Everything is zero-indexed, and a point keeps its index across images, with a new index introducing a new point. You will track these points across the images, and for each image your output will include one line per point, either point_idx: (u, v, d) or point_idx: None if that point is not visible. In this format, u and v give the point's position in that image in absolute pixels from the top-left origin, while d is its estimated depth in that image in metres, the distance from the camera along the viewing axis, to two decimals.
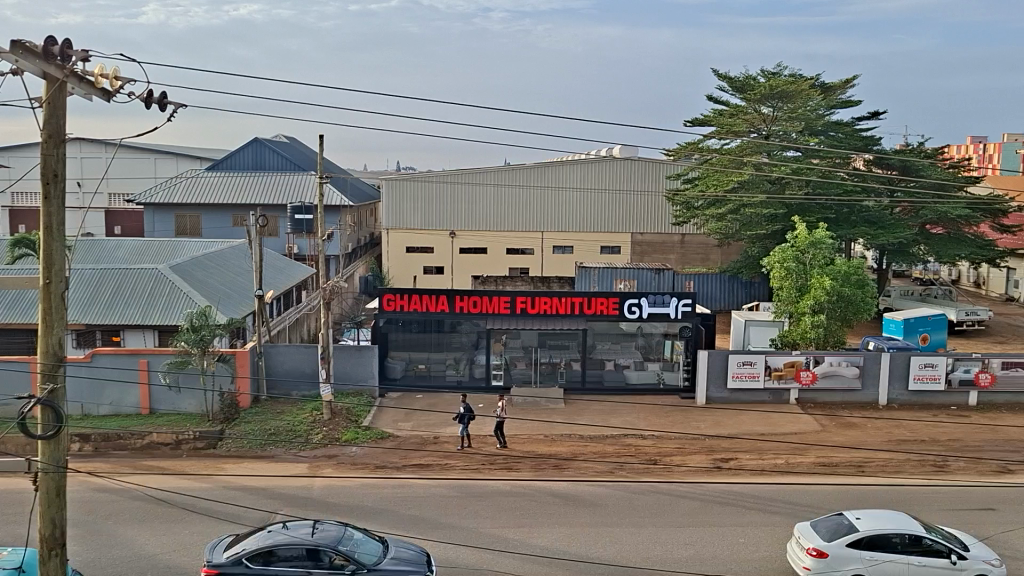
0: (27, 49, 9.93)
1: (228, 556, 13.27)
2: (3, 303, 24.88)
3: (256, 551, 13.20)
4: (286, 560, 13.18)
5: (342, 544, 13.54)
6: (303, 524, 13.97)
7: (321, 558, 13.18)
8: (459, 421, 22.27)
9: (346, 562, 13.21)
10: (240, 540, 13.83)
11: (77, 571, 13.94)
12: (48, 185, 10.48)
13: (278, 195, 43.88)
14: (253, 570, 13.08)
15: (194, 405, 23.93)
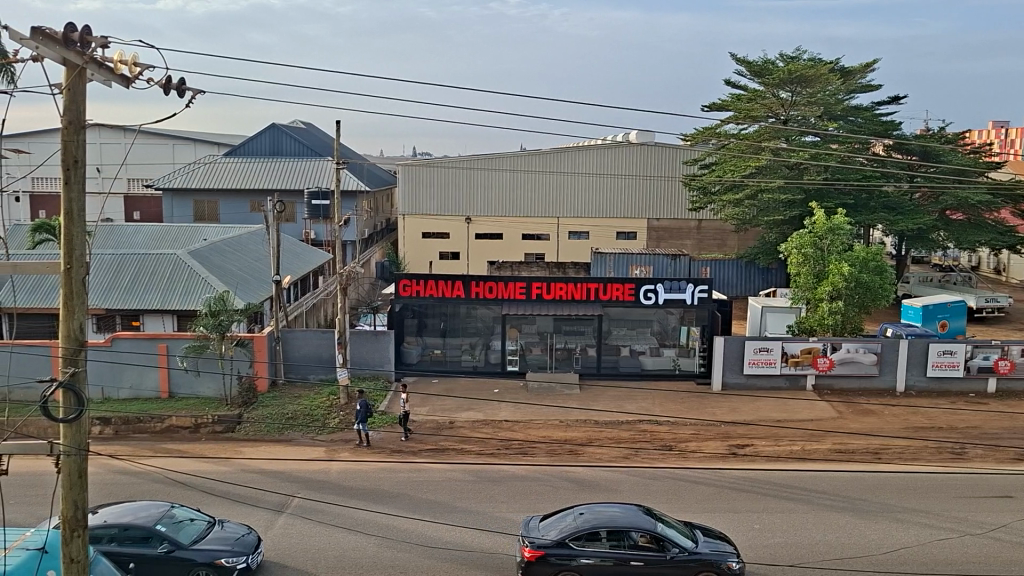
0: (48, 36, 10.07)
1: (551, 538, 13.67)
2: (25, 287, 25.22)
3: (576, 533, 13.60)
4: (604, 543, 13.52)
5: (653, 526, 13.83)
6: (604, 509, 14.32)
7: (636, 540, 13.52)
8: (359, 420, 21.16)
9: (662, 544, 13.49)
10: (552, 525, 14.20)
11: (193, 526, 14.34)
12: (68, 171, 10.53)
13: (296, 180, 44.11)
14: (576, 551, 13.44)
15: (213, 389, 24.14)
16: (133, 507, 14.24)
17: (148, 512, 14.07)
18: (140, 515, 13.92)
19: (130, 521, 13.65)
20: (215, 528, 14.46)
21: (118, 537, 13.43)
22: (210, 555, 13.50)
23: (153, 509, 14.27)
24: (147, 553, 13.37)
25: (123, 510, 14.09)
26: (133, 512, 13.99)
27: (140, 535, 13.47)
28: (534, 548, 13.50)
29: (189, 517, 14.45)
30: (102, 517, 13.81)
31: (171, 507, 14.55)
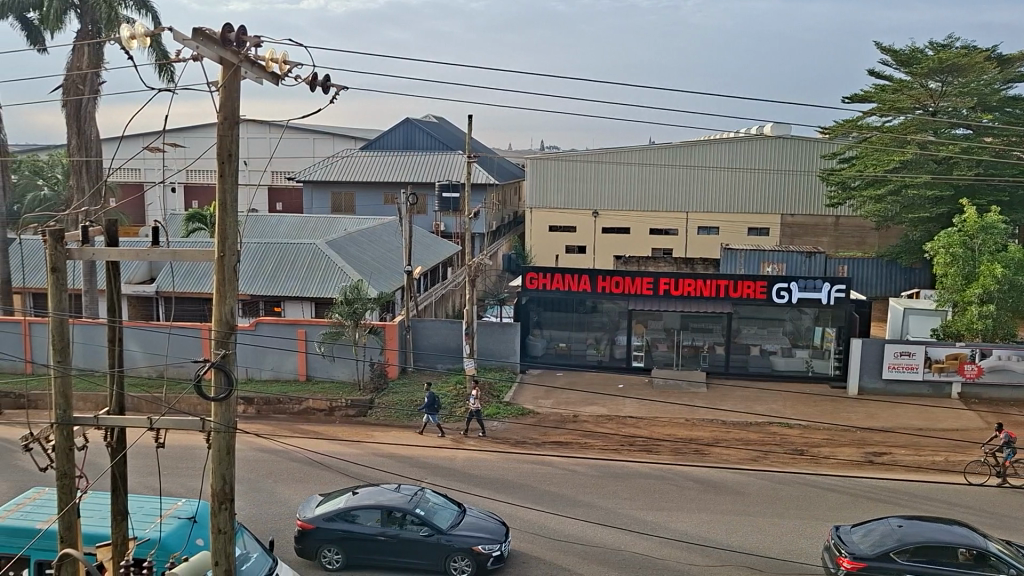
0: (207, 36, 10.70)
1: (869, 550, 13.37)
2: (181, 273, 26.94)
3: (898, 546, 13.24)
4: (928, 558, 13.11)
5: (975, 541, 13.30)
6: (916, 522, 13.92)
7: (964, 556, 13.05)
8: (427, 410, 21.59)
9: (990, 561, 12.97)
10: (858, 536, 13.94)
11: (457, 511, 14.92)
12: (223, 165, 11.17)
13: (428, 174, 45.18)
14: (900, 565, 13.09)
15: (346, 374, 25.08)
16: (388, 489, 15.03)
17: (407, 496, 14.75)
18: (398, 498, 14.62)
19: (389, 503, 14.41)
20: (470, 514, 14.96)
21: (382, 516, 14.24)
22: (469, 541, 13.93)
23: (407, 492, 14.98)
24: (410, 535, 14.07)
25: (383, 492, 14.90)
26: (389, 494, 14.76)
27: (402, 516, 14.19)
28: (853, 560, 13.27)
29: (442, 503, 15.02)
30: (362, 498, 14.66)
31: (427, 492, 15.20)
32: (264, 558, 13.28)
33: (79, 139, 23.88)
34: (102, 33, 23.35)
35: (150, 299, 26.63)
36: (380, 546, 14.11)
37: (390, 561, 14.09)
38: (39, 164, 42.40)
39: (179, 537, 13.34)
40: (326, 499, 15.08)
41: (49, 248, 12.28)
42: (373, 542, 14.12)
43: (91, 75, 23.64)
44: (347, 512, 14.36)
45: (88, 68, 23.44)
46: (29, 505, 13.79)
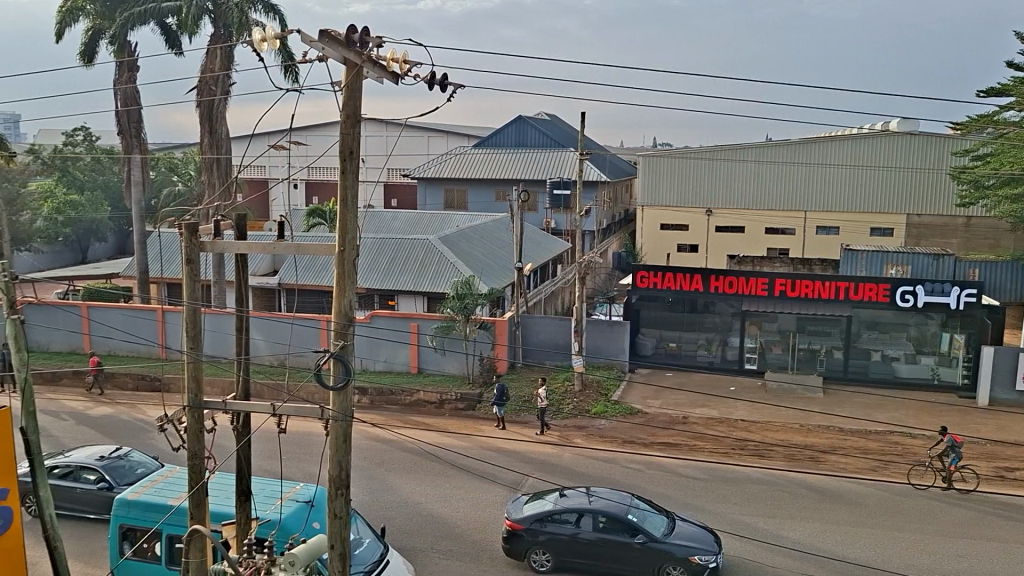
0: (332, 37, 11.11)
1: None
2: (302, 266, 28.00)
3: None
4: None
5: None
6: None
7: None
8: (495, 404, 21.95)
9: None
10: None
11: (668, 519, 14.70)
12: (345, 162, 11.55)
13: (539, 171, 45.37)
14: None
15: (457, 367, 25.51)
16: (593, 493, 15.00)
17: (615, 500, 14.67)
18: (608, 503, 14.55)
19: (600, 508, 14.35)
20: (678, 521, 14.75)
21: (595, 520, 14.20)
22: (685, 550, 13.74)
23: (615, 497, 14.89)
24: (625, 540, 13.96)
25: (591, 496, 14.87)
26: (595, 499, 14.73)
27: (616, 520, 14.11)
28: None
29: (651, 509, 14.85)
30: (569, 502, 14.69)
31: (633, 497, 15.07)
32: (376, 544, 13.64)
33: (210, 138, 25.19)
34: (232, 36, 24.52)
35: (273, 291, 27.79)
36: (594, 549, 14.08)
37: (604, 565, 14.05)
38: (174, 161, 44.92)
39: (297, 519, 13.85)
40: (530, 500, 15.22)
41: (185, 240, 13.04)
42: (587, 545, 14.12)
43: (222, 77, 24.89)
44: (558, 513, 14.43)
45: (219, 71, 24.72)
46: (162, 482, 14.65)
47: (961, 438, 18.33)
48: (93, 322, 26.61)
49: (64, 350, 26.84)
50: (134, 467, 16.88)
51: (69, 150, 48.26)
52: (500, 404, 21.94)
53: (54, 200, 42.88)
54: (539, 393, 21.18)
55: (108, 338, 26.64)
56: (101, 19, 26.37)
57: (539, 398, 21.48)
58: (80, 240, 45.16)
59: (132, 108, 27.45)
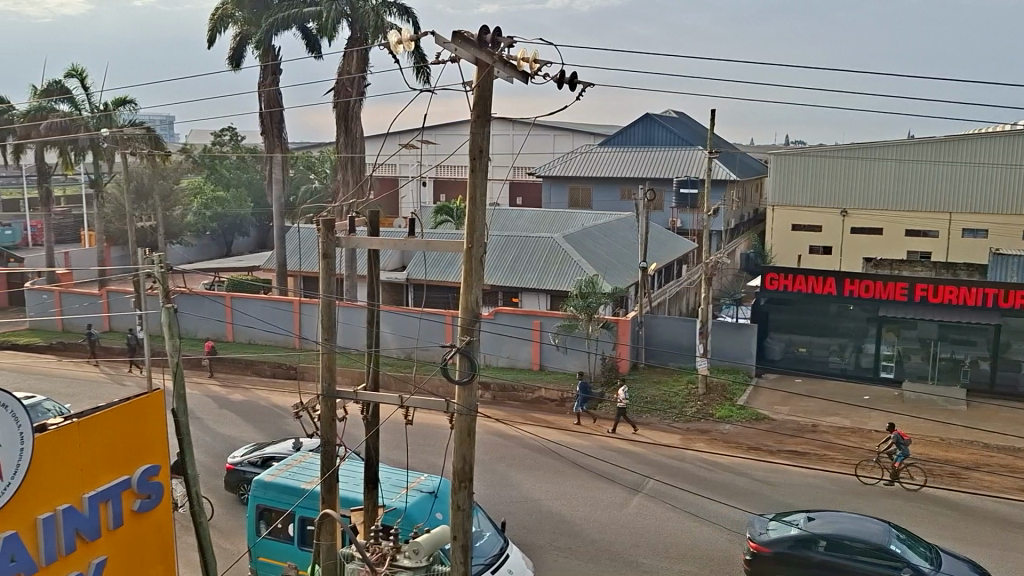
0: (465, 38, 11.39)
1: None
2: (429, 261, 28.67)
3: None
4: None
5: None
6: None
7: None
8: (578, 399, 22.07)
9: None
10: None
11: (930, 550, 13.51)
12: (474, 161, 11.72)
13: (665, 170, 44.80)
14: None
15: (579, 366, 25.52)
16: (845, 516, 13.97)
17: (871, 526, 13.58)
18: (867, 529, 13.49)
19: (860, 534, 13.30)
20: (939, 553, 13.57)
21: (854, 548, 13.15)
22: None
23: (871, 522, 13.80)
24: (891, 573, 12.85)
25: (840, 519, 13.85)
26: (850, 523, 13.68)
27: (879, 552, 13.01)
28: None
29: (911, 538, 13.68)
30: (821, 525, 13.72)
31: (885, 522, 13.95)
32: (496, 537, 13.83)
33: (346, 137, 26.16)
34: (369, 39, 25.34)
35: (402, 286, 28.59)
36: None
37: None
38: (312, 159, 46.62)
39: (421, 509, 14.20)
40: (774, 519, 14.37)
41: (322, 236, 13.61)
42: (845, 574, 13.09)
43: (358, 78, 25.81)
44: (810, 538, 13.46)
45: (356, 72, 25.63)
46: (296, 466, 15.37)
47: (904, 435, 18.06)
48: (236, 312, 28.14)
49: (210, 337, 28.56)
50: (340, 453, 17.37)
51: (217, 148, 51.16)
52: (582, 399, 22.05)
53: (203, 195, 45.66)
54: (617, 393, 21.03)
55: (250, 327, 28.08)
56: (249, 25, 27.83)
57: (619, 397, 21.33)
58: (226, 234, 47.85)
59: (275, 109, 28.80)
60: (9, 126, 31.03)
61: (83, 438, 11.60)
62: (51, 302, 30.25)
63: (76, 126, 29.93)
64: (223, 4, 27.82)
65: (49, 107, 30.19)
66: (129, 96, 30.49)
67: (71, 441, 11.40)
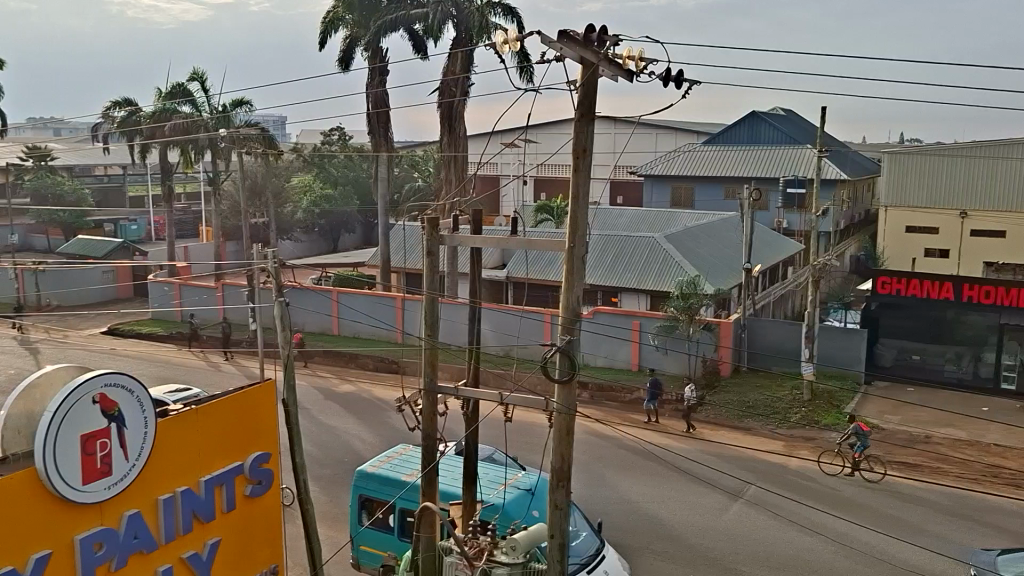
0: (570, 37, 11.41)
1: None
2: (530, 260, 28.83)
3: None
4: None
5: None
6: None
7: None
8: (648, 397, 22.02)
9: None
10: None
11: None
12: (578, 160, 11.73)
13: (771, 169, 43.66)
14: None
15: (678, 367, 25.16)
16: None
17: None
18: None
19: None
20: None
21: None
22: None
23: None
24: None
25: None
26: None
27: None
28: None
29: None
30: None
31: None
32: (593, 537, 13.79)
33: (449, 136, 26.52)
34: (473, 39, 25.63)
35: (502, 284, 28.86)
36: None
37: None
38: (416, 158, 47.56)
39: (519, 506, 14.29)
40: (1005, 554, 12.92)
41: (426, 233, 13.84)
42: None
43: (462, 78, 26.14)
44: None
45: (460, 72, 25.95)
46: (397, 459, 15.71)
47: (862, 429, 18.09)
48: (342, 306, 28.99)
49: (317, 331, 29.52)
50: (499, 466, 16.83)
51: (326, 148, 52.79)
52: (651, 396, 22.00)
53: (312, 193, 47.28)
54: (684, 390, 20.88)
55: (354, 322, 28.89)
56: (358, 27, 28.56)
57: (687, 395, 21.13)
58: (333, 231, 49.32)
59: (382, 109, 29.47)
60: (136, 127, 32.83)
61: (201, 424, 12.19)
62: (172, 294, 31.87)
63: (197, 127, 31.42)
64: (334, 8, 28.66)
65: (172, 109, 31.78)
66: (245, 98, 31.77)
67: (189, 427, 11.99)
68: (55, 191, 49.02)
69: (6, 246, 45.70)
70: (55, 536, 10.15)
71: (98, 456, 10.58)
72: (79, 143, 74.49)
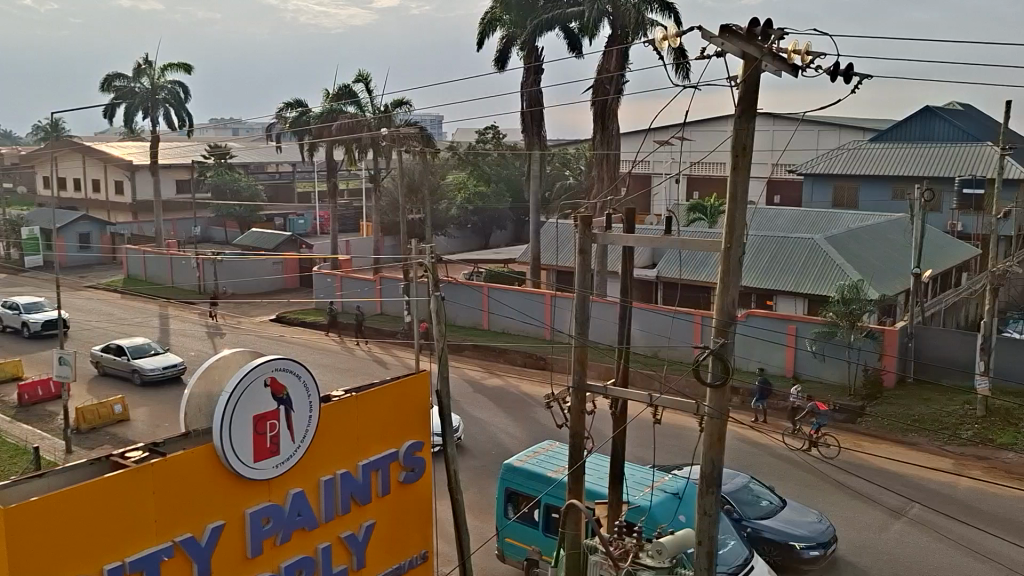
0: (733, 31, 11.14)
1: None
2: (684, 260, 28.33)
3: None
4: None
5: None
6: None
7: None
8: (756, 396, 22.08)
9: None
10: None
11: None
12: (737, 158, 11.31)
13: (945, 168, 40.88)
14: None
15: (837, 376, 24.04)
16: None
17: None
18: None
19: None
20: None
21: None
22: None
23: None
24: None
25: None
26: None
27: None
28: None
29: None
30: None
31: None
32: (741, 547, 13.38)
33: (602, 134, 26.41)
34: (629, 36, 25.42)
35: (653, 283, 28.55)
36: None
37: None
38: (568, 156, 47.78)
39: (665, 510, 14.07)
40: None
41: (580, 232, 13.84)
42: None
43: (617, 76, 26.02)
44: None
45: (615, 69, 25.84)
46: (543, 454, 15.87)
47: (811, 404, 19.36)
48: (493, 301, 29.51)
49: (468, 324, 30.23)
50: (756, 498, 15.25)
51: (481, 146, 53.84)
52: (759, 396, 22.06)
53: (467, 190, 48.50)
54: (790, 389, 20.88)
55: (504, 317, 29.38)
56: (515, 27, 28.91)
57: (792, 396, 21.01)
58: (486, 227, 50.31)
59: (536, 108, 29.76)
60: (306, 127, 34.69)
61: (361, 411, 12.75)
62: (333, 285, 33.47)
63: (360, 126, 32.91)
64: (492, 8, 29.20)
65: (339, 110, 33.40)
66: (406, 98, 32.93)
67: (349, 413, 12.57)
68: (233, 186, 52.68)
69: (190, 237, 49.55)
70: (229, 508, 10.92)
71: (269, 436, 11.29)
72: (255, 142, 79.65)
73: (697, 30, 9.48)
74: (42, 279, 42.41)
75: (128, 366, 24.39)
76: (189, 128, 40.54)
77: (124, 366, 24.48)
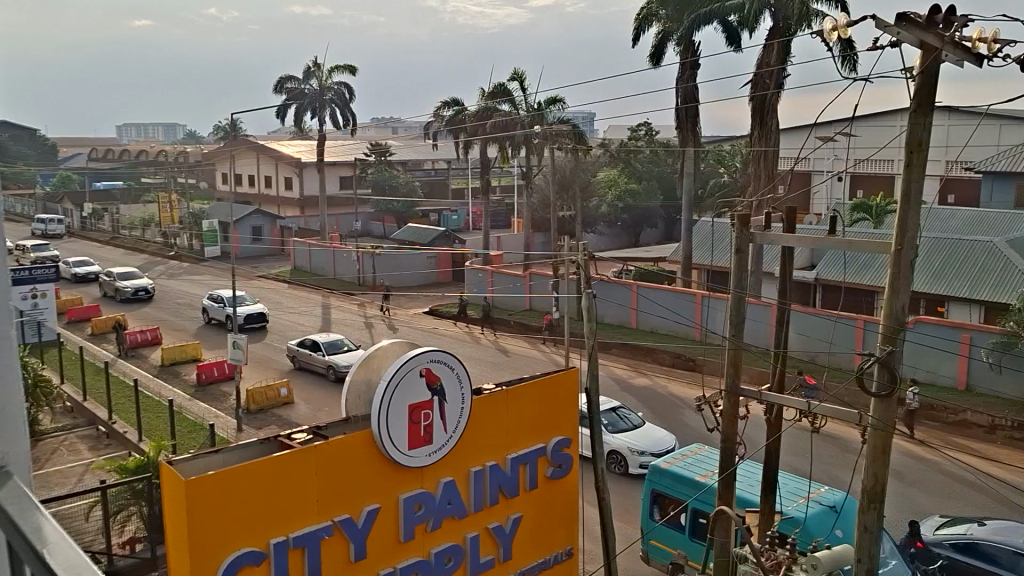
0: (910, 20, 10.45)
1: None
2: (852, 261, 26.84)
3: None
4: None
5: None
6: None
7: None
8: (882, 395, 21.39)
9: None
10: None
11: None
12: (912, 155, 10.53)
13: None
14: None
15: (1016, 389, 22.22)
16: None
17: None
18: None
19: None
20: None
21: None
22: None
23: None
24: None
25: None
26: None
27: None
28: None
29: None
30: None
31: None
32: (902, 569, 12.61)
33: (760, 130, 25.53)
34: (792, 28, 24.43)
35: (811, 286, 27.51)
36: None
37: None
38: (722, 153, 46.65)
39: (821, 524, 13.44)
40: None
41: (736, 231, 13.43)
42: None
43: (778, 70, 25.06)
44: None
45: (776, 63, 24.89)
46: (691, 458, 15.56)
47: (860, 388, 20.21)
48: (642, 299, 29.23)
49: (617, 322, 30.08)
50: None
51: (633, 143, 53.30)
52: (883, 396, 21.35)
53: (618, 187, 48.25)
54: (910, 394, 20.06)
55: (653, 316, 29.00)
56: (672, 22, 28.43)
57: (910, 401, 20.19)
58: (636, 226, 49.91)
59: (691, 104, 29.17)
60: (461, 125, 35.45)
61: (511, 405, 12.91)
62: (485, 280, 34.19)
63: (514, 124, 33.49)
64: (648, 3, 28.86)
65: (493, 108, 34.00)
66: (560, 95, 33.12)
67: (499, 407, 12.76)
68: (392, 183, 54.72)
69: (351, 231, 51.91)
70: (384, 493, 11.34)
71: (422, 424, 11.63)
72: (413, 140, 82.40)
73: (871, 20, 8.94)
74: (219, 268, 45.66)
75: (323, 362, 24.96)
76: (352, 128, 42.41)
77: (319, 361, 25.09)
